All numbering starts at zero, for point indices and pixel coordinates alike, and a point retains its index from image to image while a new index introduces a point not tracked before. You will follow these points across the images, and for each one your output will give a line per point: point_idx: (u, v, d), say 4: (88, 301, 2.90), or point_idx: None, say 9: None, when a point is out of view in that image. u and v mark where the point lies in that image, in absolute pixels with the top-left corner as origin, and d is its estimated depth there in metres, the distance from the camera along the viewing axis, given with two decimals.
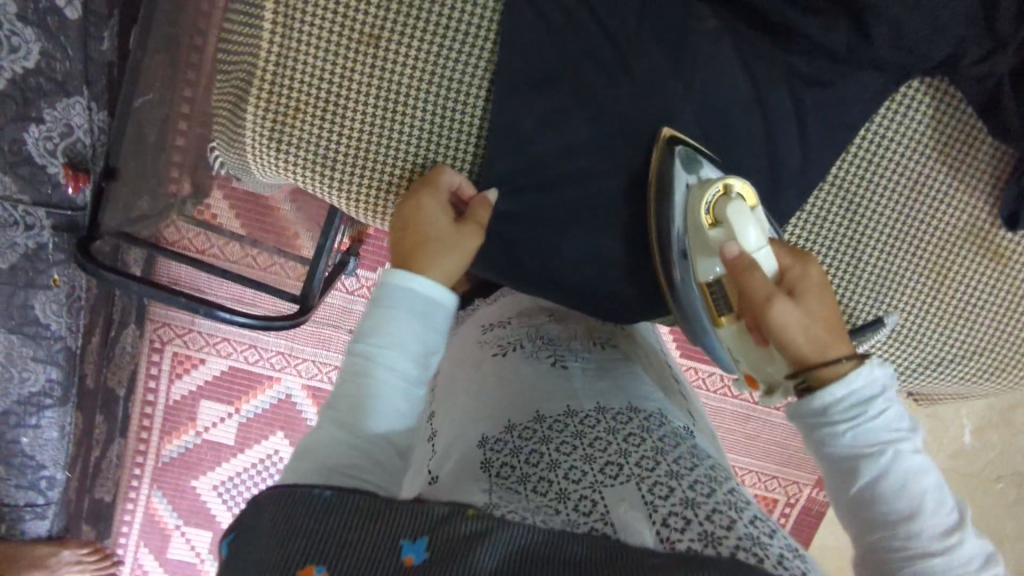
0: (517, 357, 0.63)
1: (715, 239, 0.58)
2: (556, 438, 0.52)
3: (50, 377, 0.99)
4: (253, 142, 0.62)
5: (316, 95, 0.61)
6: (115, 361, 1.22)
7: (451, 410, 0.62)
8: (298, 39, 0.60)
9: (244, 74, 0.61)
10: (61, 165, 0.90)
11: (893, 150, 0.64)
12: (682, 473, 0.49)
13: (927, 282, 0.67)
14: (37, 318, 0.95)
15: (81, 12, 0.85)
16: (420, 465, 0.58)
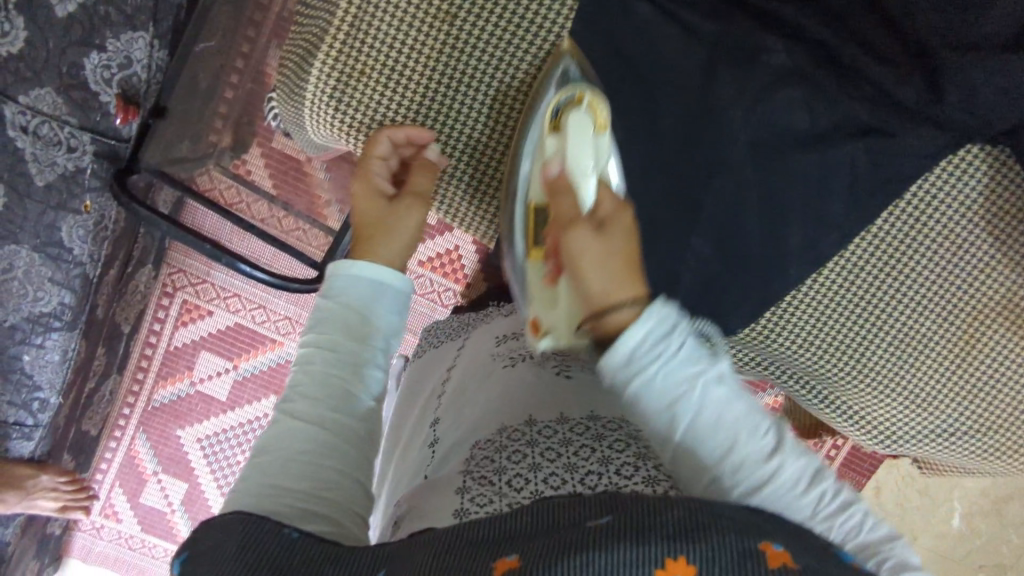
0: (523, 369, 0.63)
1: (550, 149, 0.58)
2: (542, 443, 0.52)
3: (63, 301, 1.00)
4: (313, 98, 0.62)
5: (385, 61, 0.61)
6: (125, 298, 1.22)
7: (459, 411, 0.63)
8: (375, 4, 0.60)
9: (317, 30, 0.62)
10: (113, 96, 0.91)
11: (937, 211, 0.61)
12: (660, 481, 0.48)
13: (949, 350, 0.64)
14: (61, 240, 0.96)
15: None
16: (420, 466, 0.60)
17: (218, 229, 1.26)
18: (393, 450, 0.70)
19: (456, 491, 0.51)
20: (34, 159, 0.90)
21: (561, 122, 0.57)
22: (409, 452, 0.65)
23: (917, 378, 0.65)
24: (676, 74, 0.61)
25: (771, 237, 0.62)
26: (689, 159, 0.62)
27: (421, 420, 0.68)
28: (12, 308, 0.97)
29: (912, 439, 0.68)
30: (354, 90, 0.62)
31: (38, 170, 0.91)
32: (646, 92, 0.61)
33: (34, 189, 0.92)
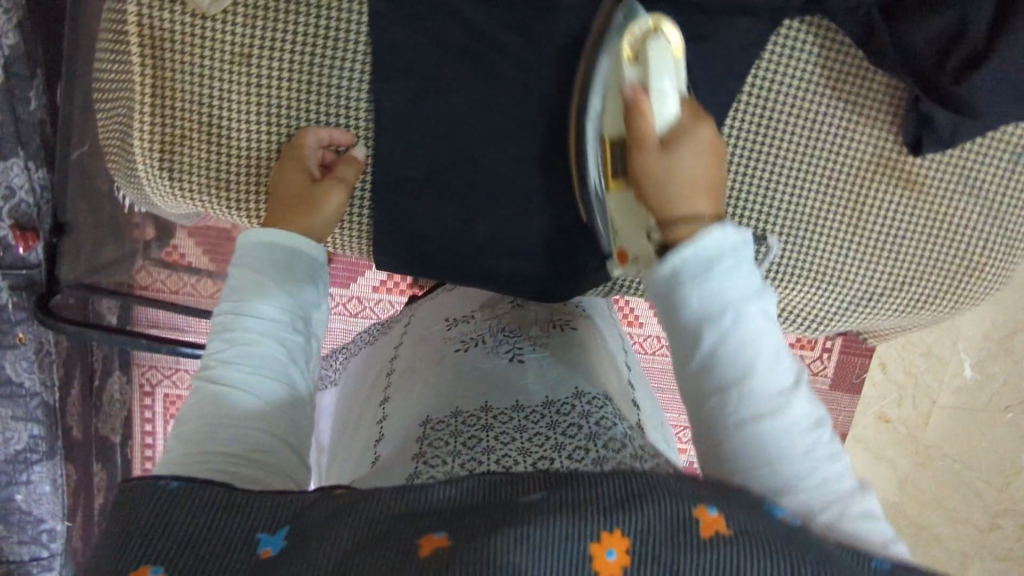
0: (477, 355, 0.60)
1: (630, 78, 0.52)
2: (498, 427, 0.51)
3: (33, 433, 1.01)
4: (147, 174, 0.60)
5: (198, 118, 0.59)
6: (104, 410, 1.24)
7: (402, 392, 0.60)
8: (168, 65, 0.57)
9: (126, 106, 0.59)
10: (8, 227, 0.91)
11: (789, 92, 0.61)
12: (610, 458, 0.47)
13: (845, 220, 0.65)
14: (9, 378, 0.97)
15: (2, 74, 0.84)
16: (366, 449, 0.59)
17: (174, 321, 1.24)
18: (336, 432, 0.69)
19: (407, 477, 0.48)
20: None
21: (640, 50, 0.52)
22: (352, 442, 0.63)
23: (824, 254, 0.66)
24: (490, 40, 0.57)
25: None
26: (525, 119, 0.59)
27: (364, 405, 0.66)
28: None
29: (840, 315, 0.69)
30: (182, 154, 0.60)
31: None
32: (493, 66, 0.57)
33: None
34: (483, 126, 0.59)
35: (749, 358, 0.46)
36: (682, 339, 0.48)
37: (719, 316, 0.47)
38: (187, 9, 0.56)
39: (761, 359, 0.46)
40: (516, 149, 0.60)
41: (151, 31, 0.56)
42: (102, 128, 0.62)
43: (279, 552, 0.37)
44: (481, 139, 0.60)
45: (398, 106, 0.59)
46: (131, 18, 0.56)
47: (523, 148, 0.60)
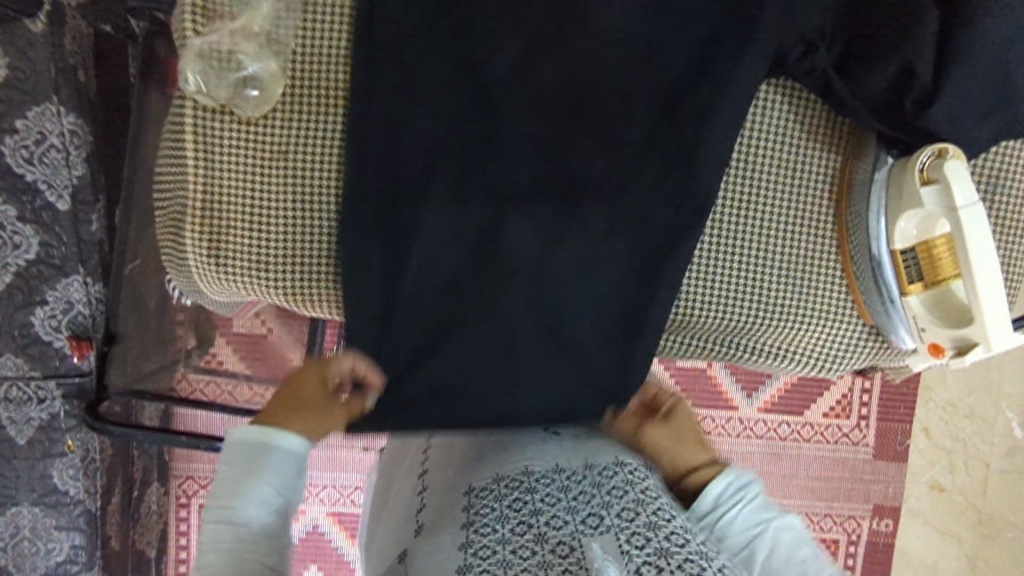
0: (515, 427, 0.69)
1: (920, 198, 0.62)
2: (543, 489, 0.57)
3: (74, 543, 1.02)
4: (195, 262, 0.68)
5: (242, 208, 0.68)
6: (141, 522, 1.25)
7: (445, 464, 0.67)
8: (219, 166, 0.67)
9: (179, 204, 0.68)
10: (65, 338, 0.98)
11: (765, 145, 0.70)
12: (659, 524, 0.53)
13: (834, 260, 0.71)
14: (56, 486, 1.00)
15: (70, 202, 0.96)
16: (410, 510, 0.65)
17: (210, 425, 1.28)
18: (380, 494, 0.75)
19: (459, 547, 0.54)
20: (11, 421, 0.97)
21: (931, 175, 0.61)
22: (396, 503, 0.69)
23: (821, 294, 0.71)
24: (495, 131, 0.67)
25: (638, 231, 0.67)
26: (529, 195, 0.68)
27: (403, 469, 0.73)
28: (31, 568, 1.01)
29: (849, 353, 0.73)
30: (228, 241, 0.68)
31: (17, 429, 0.97)
32: (500, 151, 0.66)
33: (18, 449, 0.98)
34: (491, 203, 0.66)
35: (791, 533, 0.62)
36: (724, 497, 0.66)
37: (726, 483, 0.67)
38: (234, 115, 0.67)
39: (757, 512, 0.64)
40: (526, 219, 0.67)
41: (203, 137, 0.67)
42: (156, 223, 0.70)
43: None
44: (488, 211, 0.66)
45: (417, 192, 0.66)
46: (187, 128, 0.67)
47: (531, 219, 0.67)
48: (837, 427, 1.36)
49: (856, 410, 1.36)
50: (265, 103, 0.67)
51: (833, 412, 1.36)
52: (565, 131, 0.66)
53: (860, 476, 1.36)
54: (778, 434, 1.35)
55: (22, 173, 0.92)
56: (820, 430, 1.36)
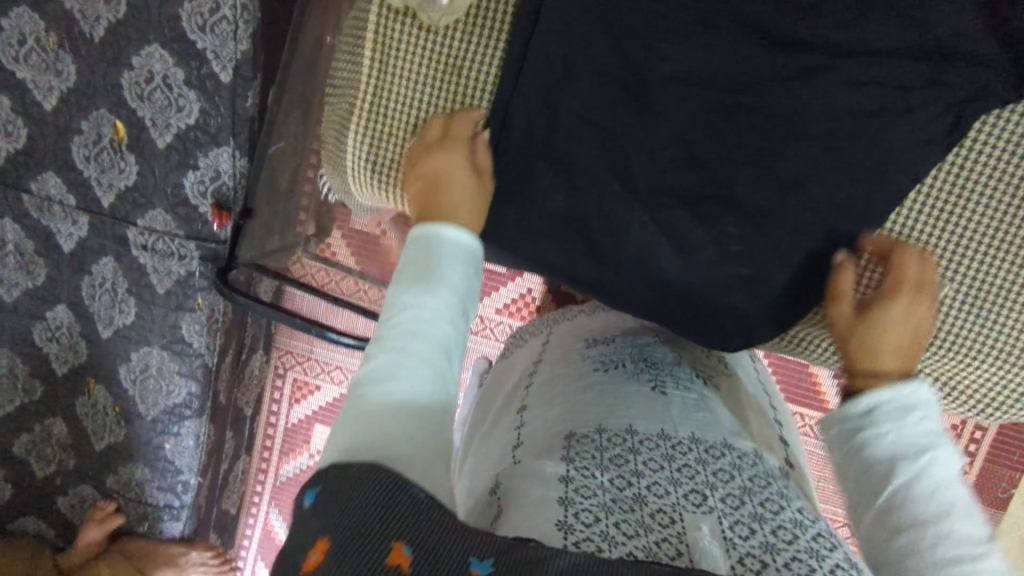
0: (620, 375, 0.68)
1: None
2: (644, 453, 0.57)
3: (190, 391, 1.13)
4: (351, 164, 0.72)
5: (404, 121, 0.69)
6: (246, 382, 1.36)
7: (545, 402, 0.67)
8: (388, 73, 0.67)
9: (346, 103, 0.71)
10: (208, 205, 1.04)
11: (982, 165, 0.63)
12: (766, 517, 0.51)
13: (1007, 301, 0.66)
14: (183, 337, 1.09)
15: (231, 74, 0.97)
16: (507, 433, 0.67)
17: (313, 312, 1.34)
18: (479, 428, 0.79)
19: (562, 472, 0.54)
20: (155, 271, 1.07)
21: None
22: (494, 438, 0.70)
23: (976, 334, 0.68)
24: None
25: (804, 206, 0.64)
26: None
27: (505, 409, 0.74)
28: (154, 403, 1.14)
29: (1008, 393, 0.70)
30: (384, 152, 0.71)
31: (159, 279, 1.07)
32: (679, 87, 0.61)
33: (157, 296, 1.08)
34: (656, 146, 0.63)
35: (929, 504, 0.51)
36: (857, 468, 0.56)
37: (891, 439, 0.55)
38: (415, 20, 0.65)
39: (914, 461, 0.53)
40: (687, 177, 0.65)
41: (384, 35, 0.66)
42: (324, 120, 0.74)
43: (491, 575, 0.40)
44: (649, 149, 0.64)
45: (581, 120, 0.64)
46: (369, 22, 0.66)
47: None
48: None
49: (962, 444, 1.24)
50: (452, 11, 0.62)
51: None
52: None
53: None
54: None
55: (195, 40, 0.95)
56: None
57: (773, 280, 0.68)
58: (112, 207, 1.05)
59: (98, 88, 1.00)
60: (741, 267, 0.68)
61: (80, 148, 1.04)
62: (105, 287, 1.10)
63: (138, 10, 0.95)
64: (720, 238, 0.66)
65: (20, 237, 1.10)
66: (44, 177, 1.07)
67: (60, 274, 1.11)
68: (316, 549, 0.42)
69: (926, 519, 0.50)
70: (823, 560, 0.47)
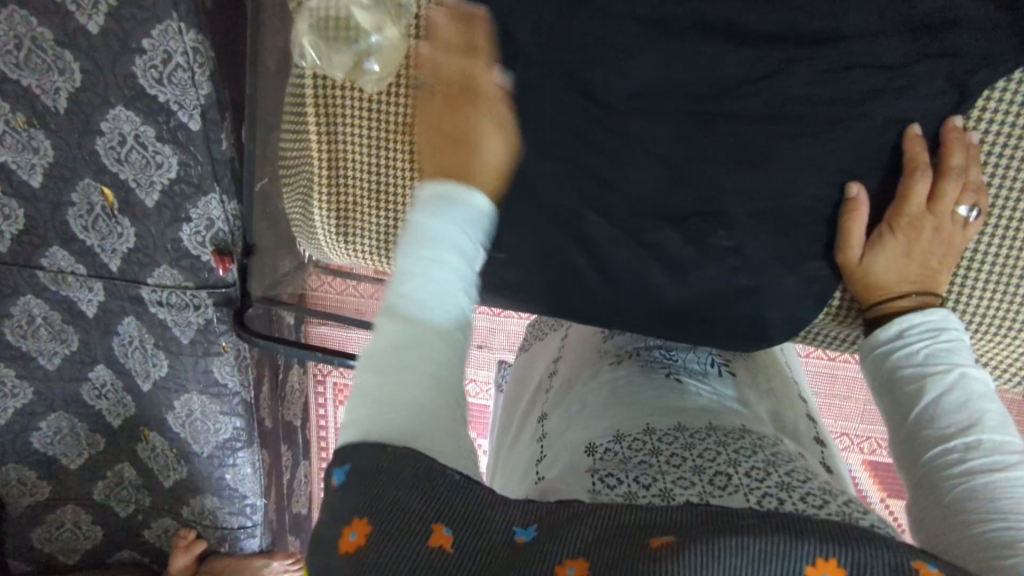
0: (632, 366, 0.65)
1: None
2: (666, 449, 0.52)
3: (236, 425, 1.18)
4: (324, 234, 0.76)
5: (363, 184, 0.73)
6: (288, 399, 1.41)
7: (566, 405, 0.66)
8: (337, 142, 0.71)
9: (306, 178, 0.74)
10: (210, 253, 1.05)
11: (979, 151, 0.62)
12: (793, 486, 0.47)
13: (1020, 277, 0.67)
14: (217, 378, 1.14)
15: (200, 121, 0.95)
16: (530, 451, 0.65)
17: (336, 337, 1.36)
18: (504, 445, 0.77)
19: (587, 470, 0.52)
20: (176, 324, 1.10)
21: None
22: (519, 456, 0.67)
23: (996, 308, 0.68)
24: (629, 97, 0.62)
25: (791, 205, 0.63)
26: (668, 164, 0.63)
27: (526, 421, 0.72)
28: (206, 441, 1.21)
29: None
30: (352, 217, 0.74)
31: (181, 330, 1.11)
32: (642, 105, 0.62)
33: (184, 346, 1.12)
34: (630, 168, 0.64)
35: (983, 446, 0.47)
36: (900, 403, 0.53)
37: (946, 372, 0.52)
38: (350, 88, 0.69)
39: (969, 396, 0.50)
40: (660, 179, 0.64)
41: (326, 109, 0.70)
42: (289, 193, 0.78)
43: (534, 542, 0.39)
44: (627, 170, 0.64)
45: (548, 155, 0.64)
46: (309, 99, 0.70)
47: (663, 177, 0.64)
48: None
49: None
50: (385, 77, 0.67)
51: None
52: (710, 103, 0.61)
53: None
54: None
55: (155, 94, 0.92)
56: None
57: (776, 268, 0.65)
58: (121, 270, 1.08)
59: (76, 159, 0.99)
60: (743, 278, 0.66)
61: (76, 219, 1.04)
62: (135, 345, 1.14)
63: (94, 75, 0.92)
64: (714, 253, 0.65)
65: (47, 312, 1.13)
66: (51, 253, 1.08)
67: (91, 337, 1.15)
68: (355, 528, 0.39)
69: (952, 432, 0.49)
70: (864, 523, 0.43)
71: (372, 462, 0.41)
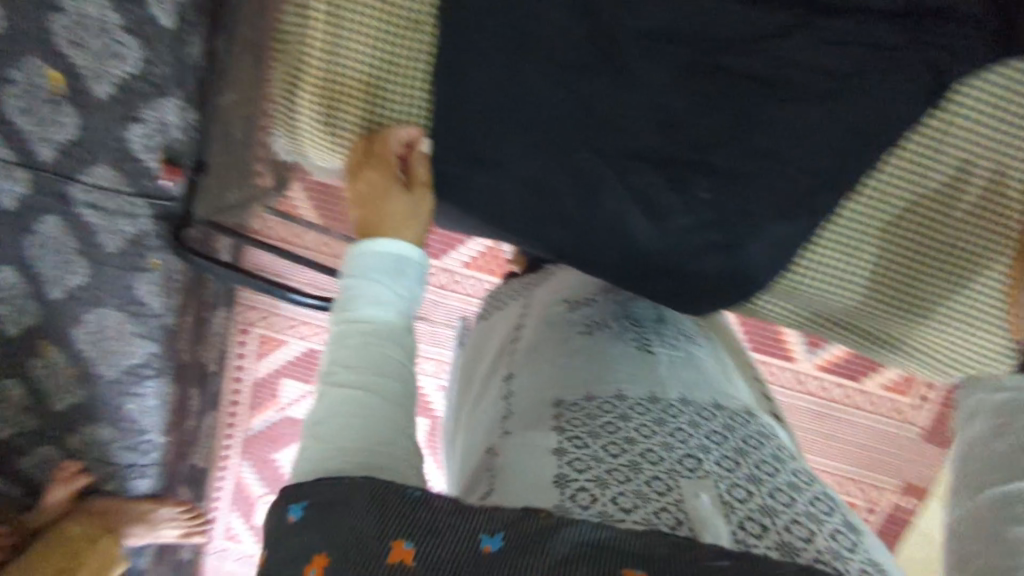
0: (605, 337, 0.70)
1: None
2: (636, 419, 0.58)
3: (150, 351, 1.15)
4: (305, 124, 0.71)
5: (357, 76, 0.68)
6: (209, 340, 1.32)
7: (534, 361, 0.69)
8: (336, 25, 0.66)
9: (296, 59, 0.69)
10: (157, 161, 1.02)
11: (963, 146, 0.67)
12: (762, 480, 0.54)
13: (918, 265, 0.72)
14: (139, 297, 1.11)
15: (175, 21, 0.93)
16: (495, 399, 0.69)
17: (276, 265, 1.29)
18: (466, 400, 0.80)
19: (553, 453, 0.55)
20: (103, 230, 1.05)
21: None
22: (485, 409, 0.70)
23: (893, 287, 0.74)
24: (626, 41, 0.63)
25: (773, 169, 0.66)
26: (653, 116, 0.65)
27: (492, 377, 0.74)
28: (112, 364, 1.15)
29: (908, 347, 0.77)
30: (337, 110, 0.70)
31: (107, 239, 1.05)
32: (653, 52, 0.63)
33: (108, 256, 1.06)
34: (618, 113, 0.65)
35: None
36: None
37: None
38: None
39: None
40: (643, 127, 0.65)
41: None
42: (274, 73, 0.72)
43: (501, 552, 0.41)
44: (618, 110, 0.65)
45: (542, 82, 0.64)
46: None
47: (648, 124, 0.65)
48: (892, 401, 1.25)
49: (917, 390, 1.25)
50: None
51: (894, 386, 1.24)
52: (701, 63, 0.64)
53: (898, 453, 1.30)
54: (874, 408, 1.26)
55: None
56: (875, 400, 1.25)
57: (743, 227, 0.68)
58: None
59: None
60: (711, 232, 0.68)
61: None
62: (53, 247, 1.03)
63: None
64: (692, 204, 0.67)
65: None
66: None
67: None
68: (315, 566, 0.42)
69: None
70: (822, 524, 0.50)
71: (337, 489, 0.46)
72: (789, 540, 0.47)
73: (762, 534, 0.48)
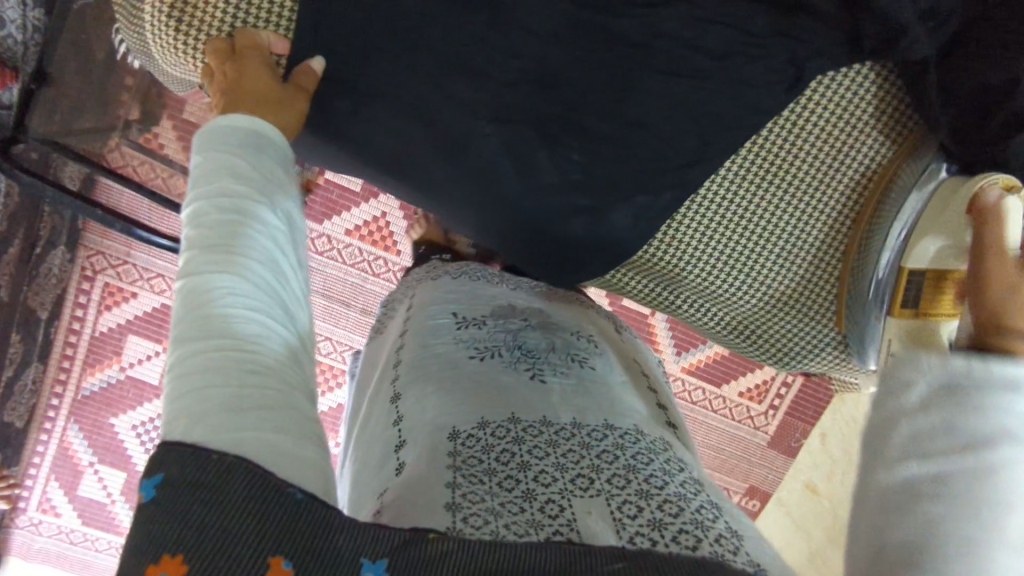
0: (495, 366, 0.58)
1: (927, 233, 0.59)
2: (528, 442, 0.49)
3: None
4: (151, 19, 0.59)
5: None
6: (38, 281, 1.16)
7: (422, 377, 0.57)
8: None
9: None
10: None
11: (822, 129, 0.64)
12: (653, 491, 0.45)
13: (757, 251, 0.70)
14: None
15: None
16: (381, 435, 0.56)
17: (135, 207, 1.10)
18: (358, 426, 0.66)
19: (445, 482, 0.45)
20: None
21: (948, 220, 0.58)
22: (372, 440, 0.57)
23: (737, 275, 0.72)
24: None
25: (643, 137, 0.63)
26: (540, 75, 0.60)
27: (377, 395, 0.61)
28: None
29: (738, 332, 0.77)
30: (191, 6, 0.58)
31: None
32: None
33: None
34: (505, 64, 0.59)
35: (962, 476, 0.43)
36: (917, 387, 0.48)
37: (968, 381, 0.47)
38: None
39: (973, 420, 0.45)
40: (526, 87, 0.60)
41: None
42: None
43: None
44: (504, 63, 0.59)
45: (425, 14, 0.56)
46: None
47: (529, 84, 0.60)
48: (746, 408, 1.32)
49: (769, 398, 1.32)
50: None
51: (749, 393, 1.31)
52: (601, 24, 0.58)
53: (747, 457, 1.35)
54: (730, 412, 1.32)
55: None
56: (730, 405, 1.32)
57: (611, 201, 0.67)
58: None
59: None
60: (580, 198, 0.66)
61: None
62: None
63: None
64: (562, 164, 0.64)
65: None
66: None
67: None
68: (166, 570, 0.34)
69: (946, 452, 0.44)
70: (709, 530, 0.43)
71: (197, 477, 0.36)
72: (676, 548, 0.41)
73: (652, 546, 0.41)
